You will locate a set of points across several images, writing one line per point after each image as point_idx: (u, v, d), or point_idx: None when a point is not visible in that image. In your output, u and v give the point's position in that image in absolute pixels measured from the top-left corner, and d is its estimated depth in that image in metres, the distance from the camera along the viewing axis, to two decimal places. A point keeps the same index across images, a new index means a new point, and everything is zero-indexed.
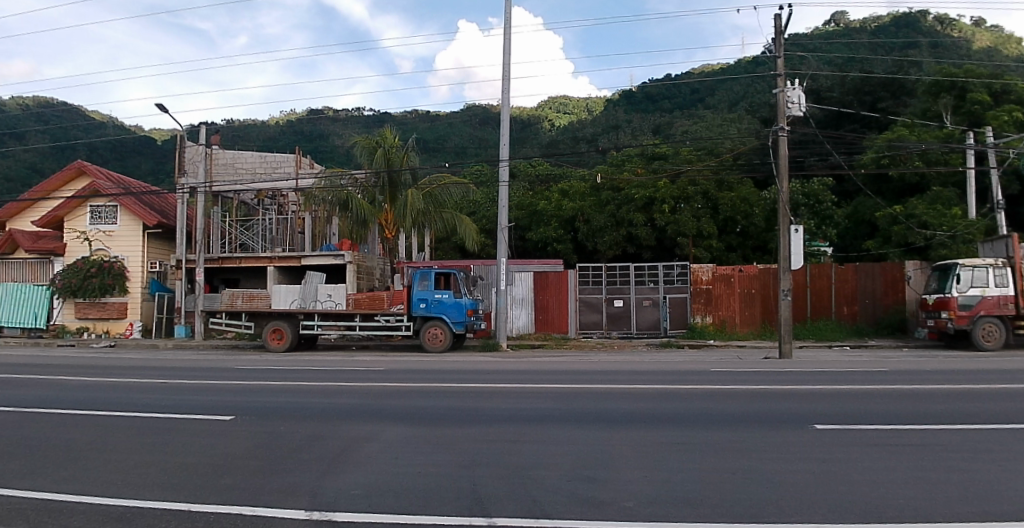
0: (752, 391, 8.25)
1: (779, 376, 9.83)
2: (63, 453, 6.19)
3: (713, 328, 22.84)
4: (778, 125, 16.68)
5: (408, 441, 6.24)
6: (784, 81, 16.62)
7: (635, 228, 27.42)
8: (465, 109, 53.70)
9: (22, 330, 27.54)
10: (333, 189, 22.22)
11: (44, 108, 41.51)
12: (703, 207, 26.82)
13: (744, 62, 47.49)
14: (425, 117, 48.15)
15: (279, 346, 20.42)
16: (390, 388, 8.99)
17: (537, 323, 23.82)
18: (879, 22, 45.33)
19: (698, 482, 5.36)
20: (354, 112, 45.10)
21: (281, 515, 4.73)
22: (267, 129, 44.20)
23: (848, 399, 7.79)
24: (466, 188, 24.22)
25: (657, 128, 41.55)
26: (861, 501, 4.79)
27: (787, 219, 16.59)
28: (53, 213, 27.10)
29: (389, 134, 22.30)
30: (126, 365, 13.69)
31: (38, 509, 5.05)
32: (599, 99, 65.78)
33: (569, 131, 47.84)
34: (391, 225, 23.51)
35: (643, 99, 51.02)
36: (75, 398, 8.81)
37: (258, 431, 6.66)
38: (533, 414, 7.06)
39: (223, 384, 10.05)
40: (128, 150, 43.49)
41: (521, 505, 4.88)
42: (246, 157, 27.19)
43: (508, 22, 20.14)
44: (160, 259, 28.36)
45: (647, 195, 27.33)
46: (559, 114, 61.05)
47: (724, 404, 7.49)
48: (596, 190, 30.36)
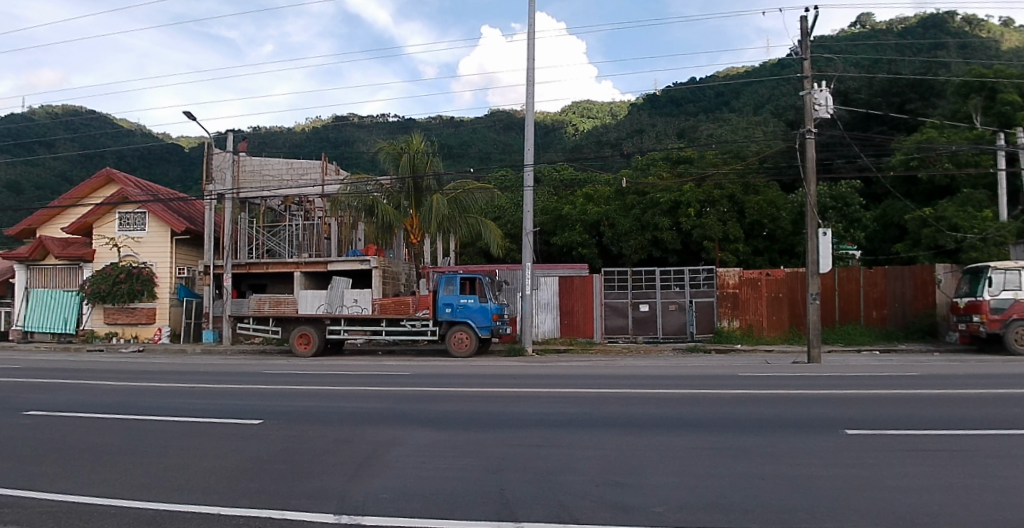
0: (783, 396, 8.14)
1: (814, 381, 9.68)
2: (91, 457, 6.25)
3: (741, 333, 22.71)
4: (806, 127, 16.49)
5: (434, 444, 6.23)
6: (811, 83, 16.40)
7: (661, 232, 27.09)
8: (490, 114, 53.85)
9: (52, 335, 28.08)
10: (358, 196, 22.48)
11: (73, 117, 42.48)
12: (729, 210, 26.72)
13: (769, 64, 47.16)
14: (450, 125, 48.60)
15: (306, 351, 20.56)
16: (416, 393, 9.00)
17: (562, 327, 23.72)
18: (905, 24, 44.85)
19: (726, 487, 5.30)
20: (380, 118, 45.28)
21: (311, 519, 4.77)
22: (293, 136, 45.22)
23: (881, 404, 7.64)
24: (491, 193, 24.10)
25: (682, 132, 41.51)
26: (893, 507, 4.71)
27: (815, 222, 16.43)
28: (83, 219, 27.56)
29: (414, 139, 22.35)
30: (155, 369, 13.84)
31: (71, 512, 5.13)
32: (623, 104, 65.89)
33: (593, 135, 47.82)
34: (416, 230, 23.60)
35: (668, 103, 51.12)
36: (109, 402, 8.91)
37: (285, 435, 6.69)
38: (559, 418, 6.99)
39: (252, 387, 10.10)
40: (155, 157, 44.39)
41: (550, 510, 4.85)
42: (272, 163, 26.99)
43: (531, 27, 20.14)
44: (187, 265, 28.54)
45: (672, 199, 26.99)
46: (583, 118, 61.16)
47: (753, 409, 7.38)
48: (621, 194, 30.27)
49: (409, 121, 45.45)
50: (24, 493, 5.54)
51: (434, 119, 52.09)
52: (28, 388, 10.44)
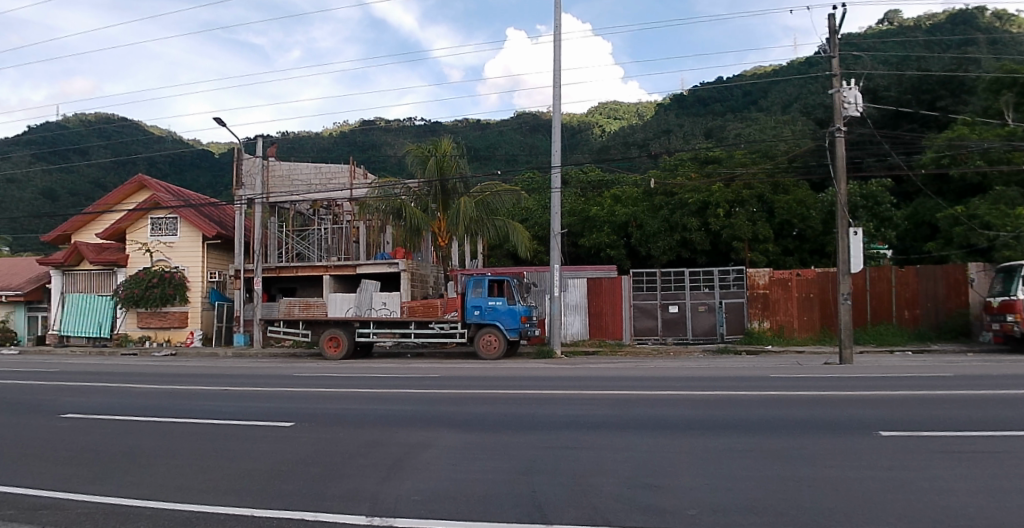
0: (818, 397, 8.04)
1: (855, 382, 9.54)
2: (128, 459, 6.33)
3: (771, 334, 22.51)
4: (835, 126, 16.32)
5: (463, 446, 6.22)
6: (840, 81, 16.22)
7: (690, 233, 27.10)
8: (516, 117, 53.94)
9: (87, 338, 28.68)
10: (386, 199, 22.78)
11: (105, 125, 43.44)
12: (759, 210, 26.56)
13: (797, 63, 46.62)
14: (476, 127, 48.77)
15: (335, 355, 20.66)
16: (447, 395, 9.01)
17: (590, 329, 23.67)
18: (934, 20, 44.29)
19: (759, 490, 5.24)
20: (407, 122, 45.39)
21: (344, 521, 4.79)
22: (321, 140, 45.79)
23: (916, 405, 7.53)
24: (518, 195, 23.95)
25: (710, 132, 41.35)
26: (928, 509, 4.64)
27: (846, 222, 16.27)
28: (117, 225, 27.98)
29: (441, 142, 22.37)
30: (185, 372, 13.98)
31: (106, 514, 5.19)
32: (651, 105, 65.83)
33: (620, 135, 47.63)
34: (444, 233, 23.66)
35: (695, 103, 50.96)
36: (145, 405, 8.98)
37: (317, 436, 6.73)
38: (589, 420, 6.97)
39: (285, 390, 10.15)
40: (186, 164, 45.52)
41: (581, 512, 4.83)
42: (301, 168, 26.97)
43: (557, 29, 20.12)
44: (218, 269, 28.83)
45: (701, 199, 26.80)
46: (609, 119, 61.05)
47: (786, 411, 7.30)
48: (650, 195, 30.06)
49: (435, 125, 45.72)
50: (65, 494, 5.64)
51: (460, 122, 52.22)
52: (70, 390, 10.65)
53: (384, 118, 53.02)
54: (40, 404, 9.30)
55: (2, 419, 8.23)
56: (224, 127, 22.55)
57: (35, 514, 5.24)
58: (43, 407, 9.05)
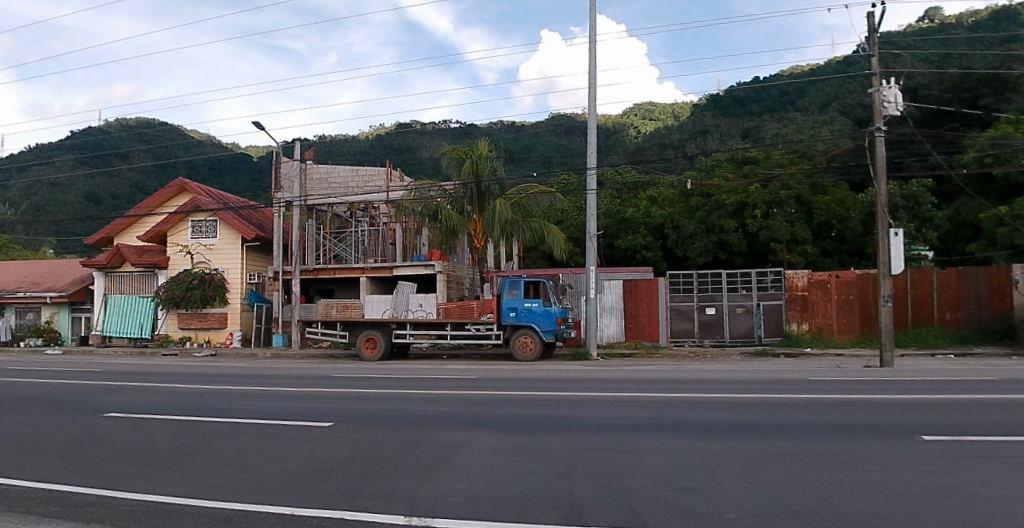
0: (865, 401, 7.91)
1: (903, 385, 9.39)
2: (171, 457, 6.43)
3: (810, 336, 22.21)
4: (875, 126, 16.05)
5: (500, 447, 6.22)
6: (880, 80, 15.95)
7: (727, 234, 26.96)
8: (552, 119, 54.10)
9: (129, 339, 29.27)
10: (422, 201, 22.78)
11: (146, 130, 44.79)
12: (797, 211, 26.30)
13: (834, 62, 45.85)
14: (512, 130, 49.10)
15: (372, 355, 20.89)
16: (485, 396, 9.03)
17: (627, 331, 23.63)
18: (976, 17, 43.26)
19: (801, 494, 5.17)
20: (442, 125, 45.88)
21: (383, 521, 4.82)
22: (359, 143, 46.53)
23: (964, 409, 7.38)
24: (554, 197, 24.06)
25: (746, 132, 41.05)
26: (975, 516, 4.53)
27: (886, 222, 16.04)
28: (158, 228, 28.45)
29: (478, 144, 22.51)
30: (224, 372, 14.17)
31: (149, 511, 5.28)
32: (687, 106, 65.57)
33: (656, 137, 47.48)
34: (480, 235, 23.84)
35: (732, 103, 50.65)
36: (188, 404, 9.12)
37: (356, 436, 6.78)
38: (626, 422, 6.95)
39: (326, 391, 10.24)
40: (225, 167, 46.88)
41: (620, 515, 4.81)
42: (338, 171, 27.48)
43: (593, 30, 20.06)
44: (257, 271, 29.19)
45: (738, 201, 26.63)
46: (644, 121, 60.93)
47: (828, 413, 7.21)
48: (685, 195, 29.86)
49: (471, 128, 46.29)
50: (109, 492, 5.74)
51: (494, 124, 52.46)
52: (114, 389, 10.85)
53: (419, 121, 53.44)
54: (85, 403, 9.48)
55: (48, 417, 8.40)
56: (264, 131, 22.92)
57: (80, 511, 5.34)
58: (89, 405, 9.23)
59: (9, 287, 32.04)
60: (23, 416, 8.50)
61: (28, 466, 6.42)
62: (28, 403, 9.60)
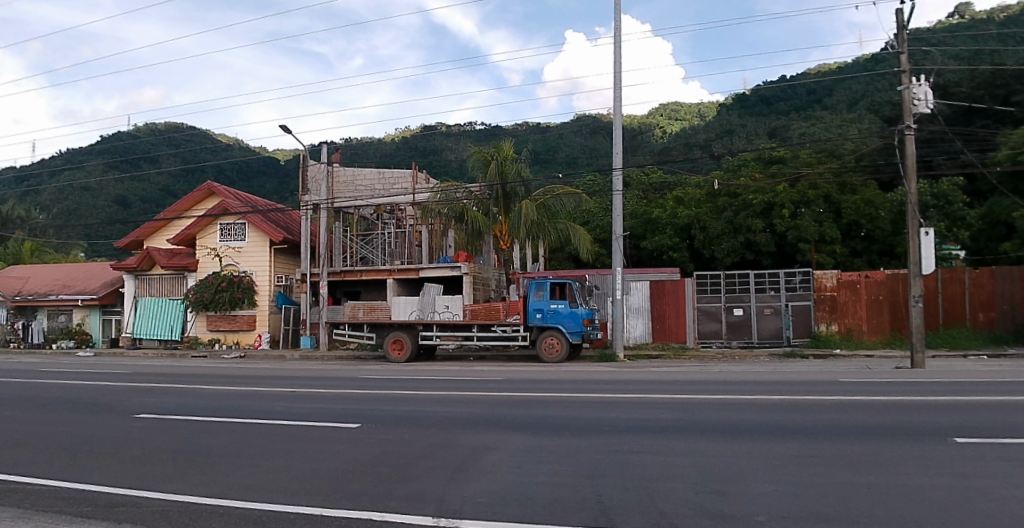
0: (902, 403, 7.81)
1: (943, 387, 9.20)
2: (202, 458, 6.51)
3: (839, 337, 22.00)
4: (904, 123, 15.85)
5: (527, 449, 6.23)
6: (909, 77, 15.76)
7: (754, 234, 26.87)
8: (577, 120, 54.08)
9: (159, 341, 29.63)
10: (448, 203, 23.01)
11: (175, 135, 45.73)
12: (825, 211, 26.18)
13: (862, 60, 45.16)
14: (536, 131, 49.27)
15: (399, 357, 21.06)
16: (512, 398, 9.02)
17: (653, 332, 23.64)
18: (1009, 12, 42.29)
19: (830, 496, 5.13)
20: (467, 127, 46.44)
21: (411, 522, 4.83)
22: (385, 146, 47.15)
23: (1002, 412, 7.22)
24: (579, 198, 24.09)
25: (773, 132, 40.70)
26: (1010, 520, 4.44)
27: (915, 222, 15.80)
28: (188, 231, 28.69)
29: (503, 146, 22.78)
30: (253, 374, 14.33)
31: (179, 511, 5.35)
32: (713, 105, 65.20)
33: (681, 138, 47.30)
34: (506, 237, 24.02)
35: (758, 103, 50.29)
36: (222, 406, 9.23)
37: (383, 438, 6.82)
38: (653, 424, 6.91)
39: (358, 392, 10.33)
40: (252, 170, 47.65)
41: (648, 517, 4.79)
42: (365, 174, 27.83)
43: (617, 30, 20.00)
44: (284, 273, 29.55)
45: (766, 200, 26.58)
46: (670, 121, 60.77)
47: (862, 416, 7.12)
48: (712, 196, 29.54)
49: (496, 130, 46.81)
50: (140, 492, 5.82)
51: (519, 126, 52.58)
52: (145, 390, 10.99)
53: (444, 123, 53.66)
54: (117, 405, 9.63)
55: (79, 418, 8.51)
56: (290, 134, 23.14)
57: (112, 511, 5.42)
58: (121, 407, 9.37)
59: (42, 289, 32.61)
60: (55, 417, 8.63)
61: (63, 466, 6.55)
62: (67, 404, 9.79)
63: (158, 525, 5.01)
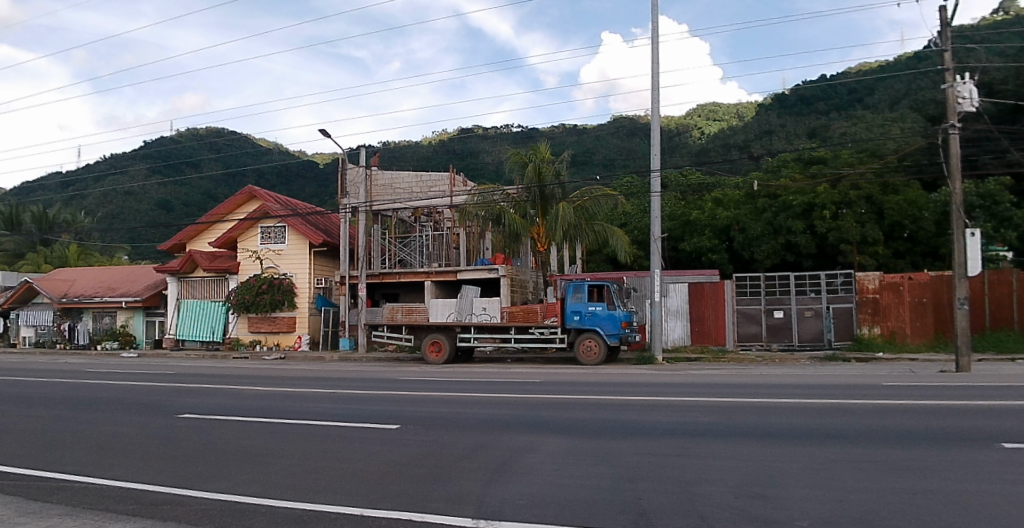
0: (953, 407, 7.66)
1: (1007, 392, 8.97)
2: (243, 458, 6.61)
3: (882, 340, 21.64)
4: (948, 123, 15.58)
5: (565, 452, 6.21)
6: (953, 76, 15.49)
7: (795, 236, 26.57)
8: (614, 122, 54.02)
9: (201, 342, 30.20)
10: (485, 204, 23.01)
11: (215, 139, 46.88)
12: (867, 212, 25.67)
13: (904, 58, 44.22)
14: (574, 132, 49.45)
15: (437, 359, 21.21)
16: (553, 400, 9.01)
17: (693, 335, 23.72)
18: None
19: (875, 501, 5.04)
20: (504, 130, 47.04)
21: (451, 523, 4.84)
22: (421, 149, 48.13)
23: None
24: (615, 200, 23.89)
25: (813, 132, 40.26)
26: None
27: (961, 222, 15.48)
28: (229, 234, 29.30)
29: (541, 148, 22.79)
30: (297, 375, 14.54)
31: (223, 510, 5.42)
32: (752, 105, 64.52)
33: (719, 139, 47.06)
34: (543, 238, 23.73)
35: (797, 103, 49.66)
36: (269, 406, 9.37)
37: (423, 439, 6.87)
38: (692, 428, 6.86)
39: (403, 393, 10.41)
40: (294, 176, 49.77)
41: (688, 520, 4.75)
42: (402, 177, 28.05)
43: (655, 31, 19.90)
44: (325, 276, 29.86)
45: (806, 201, 26.27)
46: (708, 122, 60.53)
47: (911, 420, 7.00)
48: (752, 197, 29.70)
49: (532, 132, 47.13)
50: (183, 491, 5.92)
51: (556, 127, 52.81)
52: (194, 390, 11.25)
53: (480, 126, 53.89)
54: (165, 404, 9.82)
55: (129, 418, 8.73)
56: (330, 138, 23.66)
57: (157, 509, 5.51)
58: (166, 407, 9.57)
59: (86, 292, 33.36)
60: (111, 415, 8.90)
61: (111, 464, 6.69)
62: (126, 403, 10.06)
63: (203, 523, 5.09)
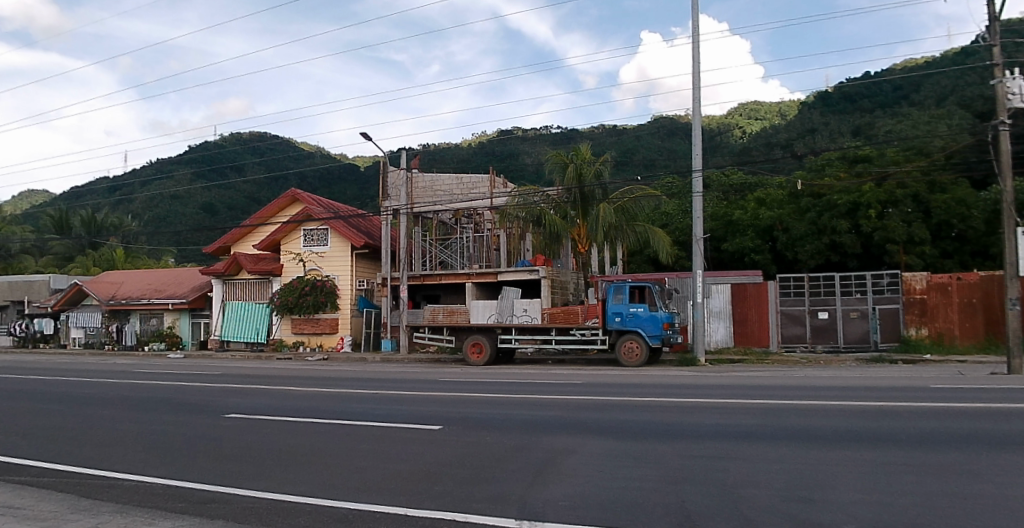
0: (1017, 410, 7.47)
1: None
2: (286, 458, 6.73)
3: (930, 342, 21.28)
4: (999, 119, 15.22)
5: (607, 454, 6.22)
6: (1003, 71, 15.13)
7: (840, 235, 26.31)
8: (654, 121, 53.62)
9: (246, 343, 30.81)
10: (526, 206, 23.43)
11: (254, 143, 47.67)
12: (914, 211, 25.55)
13: (952, 53, 43.11)
14: (614, 132, 49.50)
15: (478, 361, 21.33)
16: (599, 402, 9.05)
17: (736, 337, 23.49)
18: None
19: (924, 505, 4.94)
20: (543, 131, 47.27)
21: (494, 523, 4.86)
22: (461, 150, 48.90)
23: None
24: (657, 200, 24.09)
25: (858, 130, 39.80)
26: None
27: (1013, 220, 15.08)
28: (273, 237, 29.83)
29: (581, 148, 22.75)
30: (352, 376, 14.74)
31: (269, 509, 5.49)
32: (794, 103, 63.55)
33: (761, 138, 46.72)
34: (583, 240, 23.48)
35: (840, 100, 48.70)
36: (319, 407, 9.52)
37: (465, 440, 6.94)
38: (736, 430, 6.83)
39: (453, 394, 10.50)
40: (336, 178, 50.71)
41: (734, 521, 4.70)
42: (443, 179, 27.85)
43: (694, 29, 19.75)
44: (366, 278, 30.04)
45: (851, 200, 26.16)
46: (750, 120, 60.10)
47: (968, 424, 6.87)
48: (795, 197, 29.33)
49: (572, 133, 47.30)
50: (229, 489, 6.02)
51: (597, 127, 52.89)
52: (238, 391, 11.46)
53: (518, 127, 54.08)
54: (212, 404, 10.03)
55: (181, 417, 8.96)
56: (371, 141, 23.99)
57: (205, 508, 5.61)
58: (213, 406, 9.82)
59: (134, 294, 34.19)
60: (167, 414, 9.14)
61: (159, 463, 6.84)
62: (185, 402, 10.32)
63: (251, 522, 5.16)
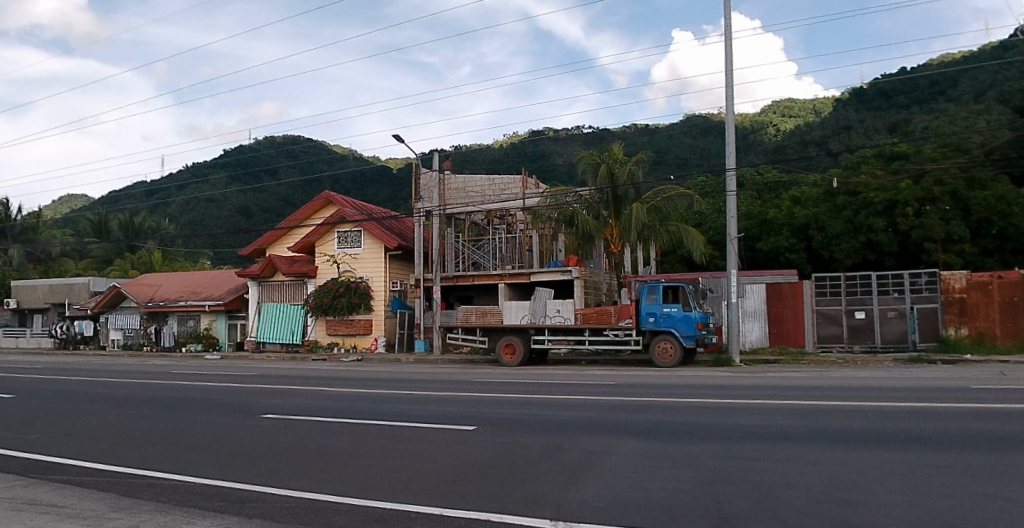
0: None
1: None
2: (322, 459, 6.82)
3: (970, 342, 20.89)
4: None
5: (641, 455, 6.22)
6: None
7: (876, 234, 25.98)
8: (684, 120, 53.38)
9: (281, 344, 31.19)
10: (558, 207, 23.29)
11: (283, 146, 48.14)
12: (952, 208, 25.16)
13: (992, 47, 42.27)
14: (645, 132, 49.36)
15: (512, 361, 21.39)
16: (638, 402, 9.05)
17: (771, 337, 23.32)
18: None
19: (964, 507, 4.87)
20: (575, 132, 47.40)
21: (531, 523, 4.88)
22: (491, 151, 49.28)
23: None
24: (690, 199, 23.96)
25: (894, 127, 39.32)
26: None
27: None
28: (308, 238, 30.20)
29: (613, 149, 22.77)
30: (400, 377, 14.90)
31: (307, 508, 5.56)
32: (829, 100, 62.78)
33: (795, 135, 46.26)
34: (616, 240, 23.71)
35: (875, 96, 47.89)
36: (359, 408, 9.63)
37: (500, 441, 6.97)
38: (774, 431, 6.79)
39: (494, 395, 10.57)
40: (365, 180, 51.22)
41: (770, 523, 4.67)
42: (475, 180, 28.07)
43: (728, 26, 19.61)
44: (399, 279, 30.20)
45: (887, 198, 25.73)
46: (783, 118, 59.57)
47: (1018, 425, 6.73)
48: (830, 195, 29.03)
49: (603, 133, 47.33)
50: (268, 489, 6.11)
51: (627, 127, 52.83)
52: (277, 391, 11.58)
53: None
54: (251, 405, 10.18)
55: (223, 417, 9.12)
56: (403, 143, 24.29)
57: (243, 507, 5.70)
58: (253, 407, 9.97)
59: (171, 296, 34.86)
60: (209, 414, 9.32)
61: (198, 462, 6.96)
62: (234, 403, 10.50)
63: (290, 521, 5.23)
